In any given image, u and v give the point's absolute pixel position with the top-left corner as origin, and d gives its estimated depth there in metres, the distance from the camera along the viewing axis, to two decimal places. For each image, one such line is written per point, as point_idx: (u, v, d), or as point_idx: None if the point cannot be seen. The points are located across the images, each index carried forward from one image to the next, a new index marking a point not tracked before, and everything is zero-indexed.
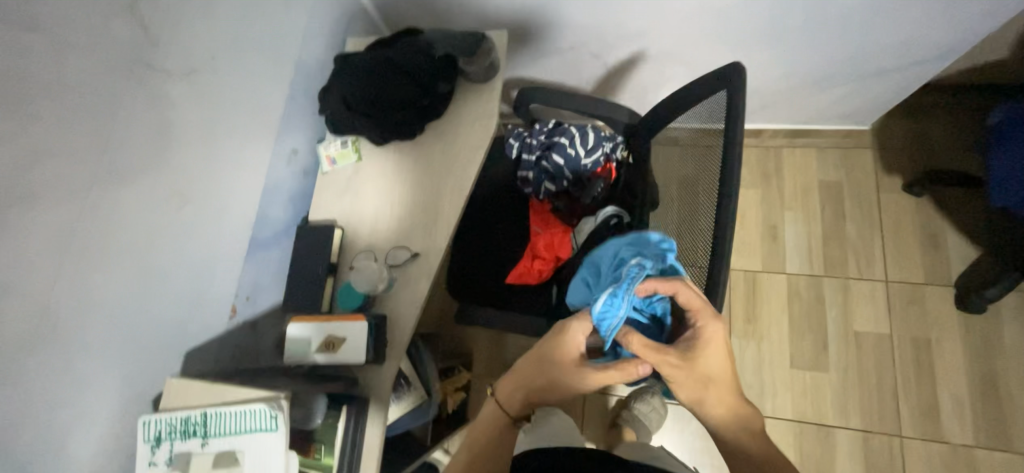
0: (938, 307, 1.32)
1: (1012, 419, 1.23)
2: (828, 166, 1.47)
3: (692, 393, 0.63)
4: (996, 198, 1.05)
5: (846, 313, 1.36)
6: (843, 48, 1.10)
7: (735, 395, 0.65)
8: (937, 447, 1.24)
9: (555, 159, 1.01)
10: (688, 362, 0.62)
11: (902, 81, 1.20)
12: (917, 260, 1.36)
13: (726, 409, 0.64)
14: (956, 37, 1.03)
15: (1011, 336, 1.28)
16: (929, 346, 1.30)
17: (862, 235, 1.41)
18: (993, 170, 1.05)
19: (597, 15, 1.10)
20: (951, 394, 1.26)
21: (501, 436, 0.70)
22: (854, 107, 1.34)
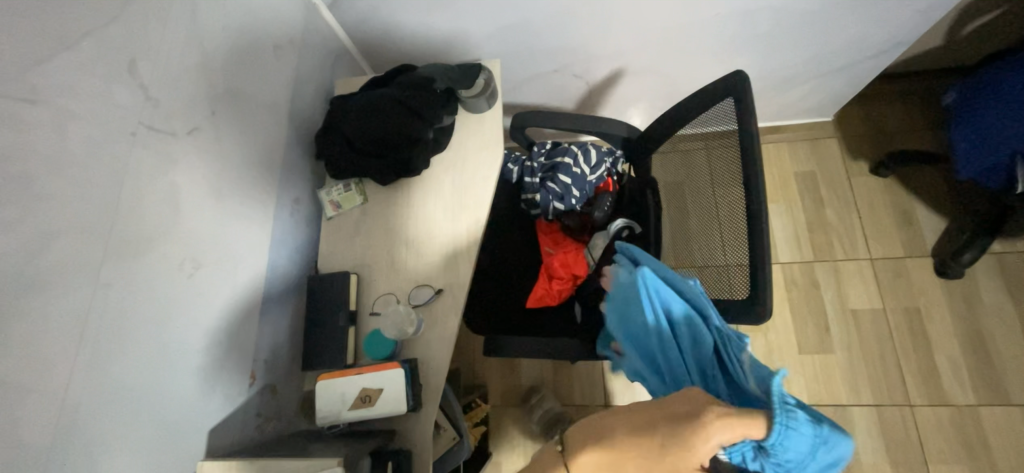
0: (921, 277, 1.40)
1: (1003, 373, 1.30)
2: (800, 158, 1.56)
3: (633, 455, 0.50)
4: (963, 171, 1.17)
5: (840, 293, 1.42)
6: (804, 50, 1.19)
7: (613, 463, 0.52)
8: (945, 410, 1.29)
9: (561, 179, 1.01)
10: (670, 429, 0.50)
11: (857, 75, 1.30)
12: (894, 235, 1.45)
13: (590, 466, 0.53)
14: (898, 33, 1.13)
15: (989, 295, 1.37)
16: (919, 315, 1.38)
17: (842, 218, 1.49)
18: (959, 145, 1.14)
19: (579, 39, 1.14)
20: (947, 357, 1.33)
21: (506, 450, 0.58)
22: (815, 102, 1.44)
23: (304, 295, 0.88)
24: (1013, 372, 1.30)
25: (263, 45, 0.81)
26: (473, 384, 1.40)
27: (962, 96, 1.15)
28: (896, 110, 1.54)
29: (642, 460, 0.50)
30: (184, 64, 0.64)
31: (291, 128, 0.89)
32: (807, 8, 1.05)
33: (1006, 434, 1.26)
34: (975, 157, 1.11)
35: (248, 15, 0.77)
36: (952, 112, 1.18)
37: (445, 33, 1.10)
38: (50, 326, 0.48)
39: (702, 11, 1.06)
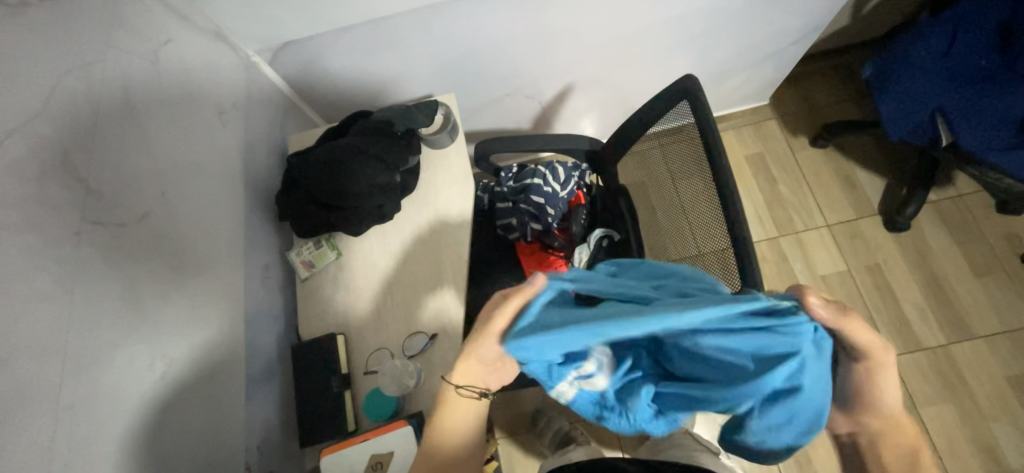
0: (874, 235, 1.51)
1: (963, 310, 1.40)
2: (747, 142, 1.65)
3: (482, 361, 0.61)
4: (893, 132, 1.24)
5: (808, 262, 1.50)
6: (730, 45, 1.28)
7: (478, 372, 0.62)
8: (920, 354, 1.37)
9: (534, 200, 1.01)
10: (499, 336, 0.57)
11: (783, 61, 1.41)
12: (843, 200, 1.55)
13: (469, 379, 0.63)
14: (811, 20, 1.23)
15: (935, 241, 1.48)
16: (881, 270, 1.47)
17: (795, 191, 1.58)
18: (882, 110, 1.21)
19: (526, 62, 1.17)
20: (913, 304, 1.42)
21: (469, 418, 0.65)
22: (750, 89, 1.54)
23: (289, 366, 0.83)
24: (971, 307, 1.40)
25: (208, 114, 0.77)
26: None
27: (876, 64, 1.23)
28: (822, 87, 1.67)
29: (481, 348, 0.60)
30: (122, 150, 0.60)
31: (250, 193, 0.84)
32: (729, 7, 1.13)
33: (977, 366, 1.35)
34: (903, 117, 1.18)
35: (185, 87, 0.74)
36: (868, 84, 1.27)
37: (393, 74, 1.09)
38: (5, 465, 0.42)
39: (638, 22, 1.11)
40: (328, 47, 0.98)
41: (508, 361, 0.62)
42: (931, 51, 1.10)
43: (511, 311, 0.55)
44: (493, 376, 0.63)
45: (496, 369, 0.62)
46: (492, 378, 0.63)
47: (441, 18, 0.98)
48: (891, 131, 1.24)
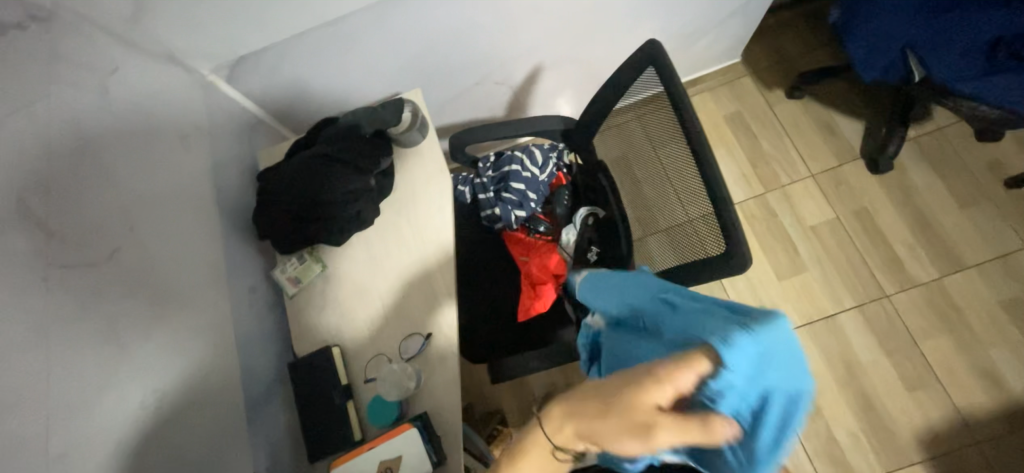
0: (858, 180, 1.51)
1: (952, 242, 1.42)
2: (724, 102, 1.64)
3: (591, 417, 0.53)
4: (866, 75, 1.25)
5: (796, 214, 1.51)
6: (695, 6, 1.26)
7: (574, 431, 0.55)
8: (914, 291, 1.39)
9: (515, 188, 1.01)
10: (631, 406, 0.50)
11: (750, 15, 1.39)
12: (824, 148, 1.55)
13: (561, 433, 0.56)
14: None
15: (918, 178, 1.49)
16: (868, 213, 1.48)
17: (776, 145, 1.58)
18: (852, 55, 1.24)
19: (491, 47, 1.14)
20: (903, 243, 1.44)
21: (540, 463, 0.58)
22: (721, 48, 1.52)
23: (288, 384, 0.83)
24: (959, 239, 1.42)
25: (169, 141, 0.75)
26: (490, 411, 1.36)
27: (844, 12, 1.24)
28: (792, 37, 1.66)
29: (599, 400, 0.53)
30: (82, 187, 0.58)
31: (224, 217, 0.83)
32: None
33: (970, 296, 1.37)
34: (874, 59, 1.19)
35: (140, 115, 0.72)
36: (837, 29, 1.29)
37: (357, 76, 1.07)
38: None
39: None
40: (285, 57, 0.95)
41: (630, 430, 0.50)
42: None
43: (678, 383, 0.51)
44: (631, 447, 0.50)
45: (634, 440, 0.50)
46: (624, 448, 0.51)
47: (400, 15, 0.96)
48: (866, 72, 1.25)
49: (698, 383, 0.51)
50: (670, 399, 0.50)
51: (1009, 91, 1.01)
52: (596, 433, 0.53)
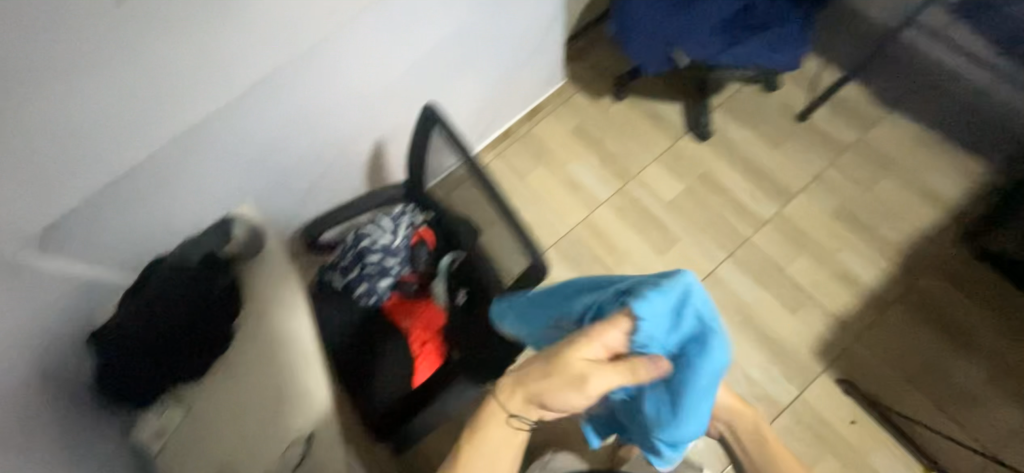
0: (693, 150, 1.73)
1: (780, 178, 1.65)
2: (565, 119, 1.83)
3: (547, 383, 0.70)
4: (650, 68, 1.39)
5: (655, 195, 1.69)
6: (494, 54, 1.44)
7: (530, 400, 0.73)
8: (766, 227, 1.59)
9: (372, 261, 1.05)
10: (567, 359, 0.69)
11: (550, 47, 1.61)
12: (658, 133, 1.77)
13: (520, 401, 0.73)
14: (543, 13, 1.46)
15: (737, 134, 1.73)
16: (710, 175, 1.69)
17: (619, 143, 1.78)
18: (635, 52, 1.37)
19: (318, 133, 1.21)
20: (744, 191, 1.65)
21: (501, 433, 0.76)
22: (542, 78, 1.71)
23: None
24: (784, 173, 1.66)
25: None
26: None
27: (615, 23, 1.41)
28: (603, 49, 1.90)
29: (543, 364, 0.71)
30: None
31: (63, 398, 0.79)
32: (462, 19, 1.26)
33: (808, 216, 1.59)
34: (647, 48, 1.35)
35: None
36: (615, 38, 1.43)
37: (191, 205, 1.08)
38: None
39: (403, 63, 1.23)
40: (98, 214, 0.94)
41: (579, 383, 0.68)
42: None
43: (608, 335, 0.70)
44: (573, 393, 0.68)
45: (573, 390, 0.68)
46: (563, 398, 0.69)
47: (216, 124, 1.00)
48: (639, 63, 1.41)
49: (621, 337, 0.71)
50: (599, 353, 0.70)
51: (747, 55, 1.28)
52: (544, 392, 0.70)
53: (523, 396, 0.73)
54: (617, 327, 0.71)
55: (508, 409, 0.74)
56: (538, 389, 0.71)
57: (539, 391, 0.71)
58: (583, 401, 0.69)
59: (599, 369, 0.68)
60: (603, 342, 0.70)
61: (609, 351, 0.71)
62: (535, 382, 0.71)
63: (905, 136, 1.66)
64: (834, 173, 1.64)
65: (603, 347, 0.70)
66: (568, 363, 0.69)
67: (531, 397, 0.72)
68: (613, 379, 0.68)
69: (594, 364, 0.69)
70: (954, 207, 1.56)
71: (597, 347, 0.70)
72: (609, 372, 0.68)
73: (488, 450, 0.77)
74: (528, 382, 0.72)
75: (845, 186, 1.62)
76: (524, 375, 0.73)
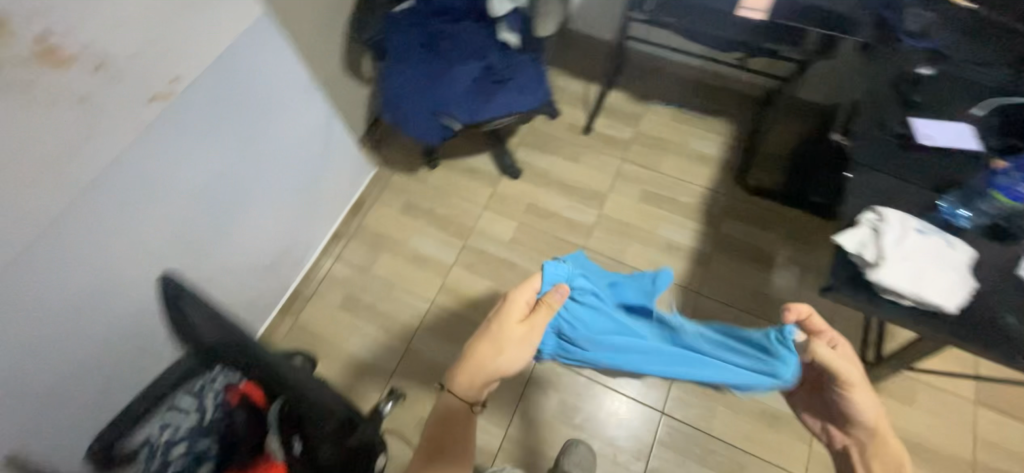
0: (513, 188, 1.88)
1: (590, 185, 1.86)
2: (392, 202, 1.87)
3: (489, 352, 0.81)
4: (433, 140, 1.49)
5: (496, 240, 1.79)
6: (277, 173, 1.37)
7: (481, 378, 0.81)
8: (594, 232, 1.77)
9: (178, 451, 0.91)
10: (500, 323, 0.82)
11: (338, 143, 1.60)
12: (478, 184, 1.89)
13: (471, 384, 0.81)
14: (313, 115, 1.42)
15: (543, 161, 1.93)
16: (535, 204, 1.84)
17: (448, 204, 1.86)
18: (414, 131, 1.47)
19: (82, 337, 1.03)
20: (566, 207, 1.83)
21: (462, 423, 0.84)
22: (348, 176, 1.73)
23: None
24: (591, 180, 1.87)
25: None
26: None
27: (388, 112, 1.51)
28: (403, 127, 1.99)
29: (483, 337, 0.82)
30: None
31: None
32: (219, 157, 1.16)
33: (622, 209, 1.81)
34: (429, 128, 1.47)
35: None
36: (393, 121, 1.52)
37: None
38: None
39: (175, 216, 1.12)
40: None
41: (519, 340, 0.81)
42: (402, 84, 1.48)
43: (527, 296, 0.84)
44: (508, 350, 0.80)
45: (517, 347, 0.81)
46: (512, 358, 0.81)
47: None
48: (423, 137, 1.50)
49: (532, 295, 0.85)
50: (524, 310, 0.83)
51: (505, 105, 1.44)
52: (489, 364, 0.81)
53: (472, 380, 0.81)
54: (525, 289, 0.84)
55: (464, 401, 0.83)
56: (482, 366, 0.81)
57: (487, 367, 0.81)
58: (514, 357, 0.81)
59: (528, 322, 0.82)
60: (522, 302, 0.83)
61: (528, 301, 0.84)
62: (478, 360, 0.81)
63: (666, 118, 1.98)
64: (627, 166, 1.89)
65: (523, 305, 0.83)
66: (500, 331, 0.81)
67: (476, 376, 0.81)
68: (540, 322, 0.82)
69: (523, 323, 0.82)
70: (722, 159, 1.88)
71: (523, 308, 0.83)
72: (539, 319, 0.82)
73: (455, 442, 0.83)
74: (470, 364, 0.81)
75: (640, 173, 1.88)
76: (468, 355, 0.82)
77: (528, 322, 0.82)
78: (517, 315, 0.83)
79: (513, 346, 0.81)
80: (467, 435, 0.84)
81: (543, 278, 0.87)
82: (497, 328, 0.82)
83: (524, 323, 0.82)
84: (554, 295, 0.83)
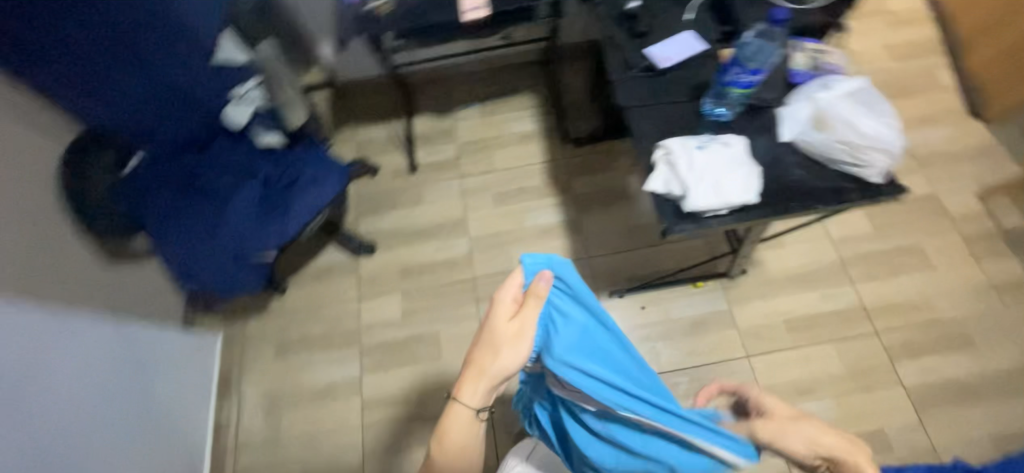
0: (377, 263, 1.75)
1: (445, 218, 1.79)
2: (262, 352, 1.63)
3: (486, 356, 0.74)
4: (256, 282, 1.31)
5: (390, 323, 1.66)
6: (104, 443, 1.05)
7: (479, 383, 0.73)
8: (474, 258, 1.72)
9: None
10: (491, 325, 0.74)
11: (152, 348, 1.28)
12: (341, 279, 1.73)
13: (472, 393, 0.73)
14: (95, 350, 1.09)
15: (390, 220, 1.81)
16: (406, 266, 1.73)
17: (323, 318, 1.68)
18: (230, 286, 1.29)
19: None
20: (436, 251, 1.74)
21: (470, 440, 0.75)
22: (193, 367, 1.42)
23: None
24: (444, 212, 1.80)
25: None
26: None
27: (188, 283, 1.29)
28: None
29: (479, 345, 0.74)
30: None
31: None
32: None
33: (487, 222, 1.78)
34: (237, 273, 1.27)
35: None
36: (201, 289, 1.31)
37: None
38: None
39: None
40: None
41: (514, 337, 0.73)
42: (182, 249, 1.26)
43: (516, 292, 0.75)
44: (502, 351, 0.73)
45: (511, 344, 0.73)
46: (505, 358, 0.73)
47: None
48: (244, 288, 1.32)
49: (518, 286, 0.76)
50: (512, 303, 0.75)
51: (307, 208, 1.30)
52: (484, 366, 0.73)
53: (473, 385, 0.73)
54: (512, 281, 0.76)
55: (470, 407, 0.73)
56: (481, 372, 0.73)
57: (485, 374, 0.73)
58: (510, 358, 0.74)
59: (517, 319, 0.74)
60: (509, 299, 0.75)
61: (516, 295, 0.75)
62: (478, 371, 0.74)
63: (476, 118, 1.96)
64: (468, 180, 1.85)
65: (511, 300, 0.75)
66: (492, 333, 0.74)
67: (478, 384, 0.73)
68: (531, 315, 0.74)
69: (515, 319, 0.74)
70: (543, 128, 1.91)
71: (513, 305, 0.75)
72: (530, 313, 0.74)
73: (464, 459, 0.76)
74: (471, 371, 0.74)
75: (482, 181, 1.85)
76: (467, 365, 0.75)
77: (518, 320, 0.74)
78: (505, 314, 0.74)
79: (518, 351, 0.73)
80: (478, 445, 0.77)
81: (524, 271, 0.77)
82: (490, 331, 0.74)
83: (513, 320, 0.74)
84: (540, 282, 0.74)
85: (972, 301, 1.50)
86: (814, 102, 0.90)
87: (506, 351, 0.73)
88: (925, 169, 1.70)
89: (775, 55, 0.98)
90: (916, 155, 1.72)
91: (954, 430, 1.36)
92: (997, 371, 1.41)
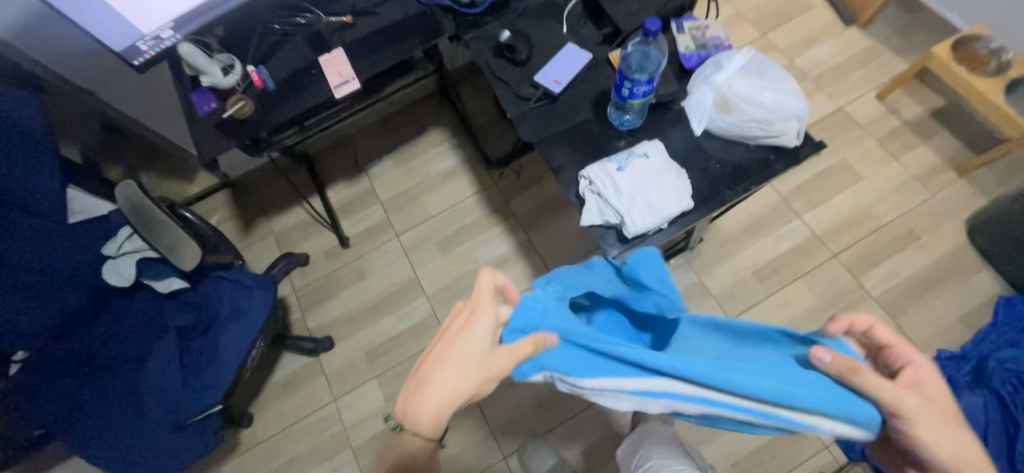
0: (338, 357, 1.61)
1: (395, 285, 1.68)
2: None
3: (453, 364, 0.55)
4: (208, 443, 1.12)
5: (374, 415, 1.53)
6: None
7: (443, 402, 0.54)
8: (438, 316, 1.63)
9: None
10: (461, 330, 0.56)
11: None
12: (306, 388, 1.58)
13: (430, 419, 0.54)
14: None
15: (338, 307, 1.67)
16: (371, 350, 1.61)
17: (300, 436, 1.53)
18: (180, 457, 1.10)
19: None
20: (397, 323, 1.63)
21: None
22: None
23: None
24: (392, 280, 1.69)
25: None
26: None
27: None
28: None
29: (445, 349, 0.55)
30: None
31: None
32: None
33: (438, 275, 1.68)
34: (185, 445, 1.09)
35: None
36: None
37: None
38: None
39: None
40: None
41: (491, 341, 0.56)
42: (106, 440, 1.06)
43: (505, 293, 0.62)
44: (469, 359, 0.55)
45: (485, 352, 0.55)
46: (481, 374, 0.55)
47: None
48: (195, 456, 1.12)
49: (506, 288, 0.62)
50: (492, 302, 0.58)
51: (236, 346, 1.14)
52: (445, 375, 0.54)
53: (430, 400, 0.54)
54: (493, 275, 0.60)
55: (427, 436, 0.54)
56: (448, 385, 0.54)
57: (450, 384, 0.54)
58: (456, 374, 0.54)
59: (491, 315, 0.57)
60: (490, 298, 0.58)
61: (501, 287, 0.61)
62: (445, 376, 0.54)
63: (391, 170, 1.85)
64: (405, 237, 1.75)
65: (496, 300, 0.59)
66: (465, 339, 0.56)
67: (442, 401, 0.54)
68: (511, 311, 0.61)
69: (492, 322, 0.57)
70: (463, 160, 1.83)
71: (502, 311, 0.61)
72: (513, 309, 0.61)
73: None
74: (428, 383, 0.54)
75: (421, 232, 1.75)
76: (417, 375, 0.55)
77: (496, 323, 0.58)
78: (481, 318, 0.57)
79: (456, 368, 0.54)
80: None
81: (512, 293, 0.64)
82: (456, 335, 0.56)
83: (488, 323, 0.57)
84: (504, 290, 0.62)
85: (904, 198, 1.58)
86: (713, 85, 0.88)
87: (481, 363, 0.55)
88: (824, 88, 1.78)
89: (662, 54, 0.91)
90: (811, 77, 1.80)
91: (928, 324, 1.43)
92: (943, 255, 1.50)
